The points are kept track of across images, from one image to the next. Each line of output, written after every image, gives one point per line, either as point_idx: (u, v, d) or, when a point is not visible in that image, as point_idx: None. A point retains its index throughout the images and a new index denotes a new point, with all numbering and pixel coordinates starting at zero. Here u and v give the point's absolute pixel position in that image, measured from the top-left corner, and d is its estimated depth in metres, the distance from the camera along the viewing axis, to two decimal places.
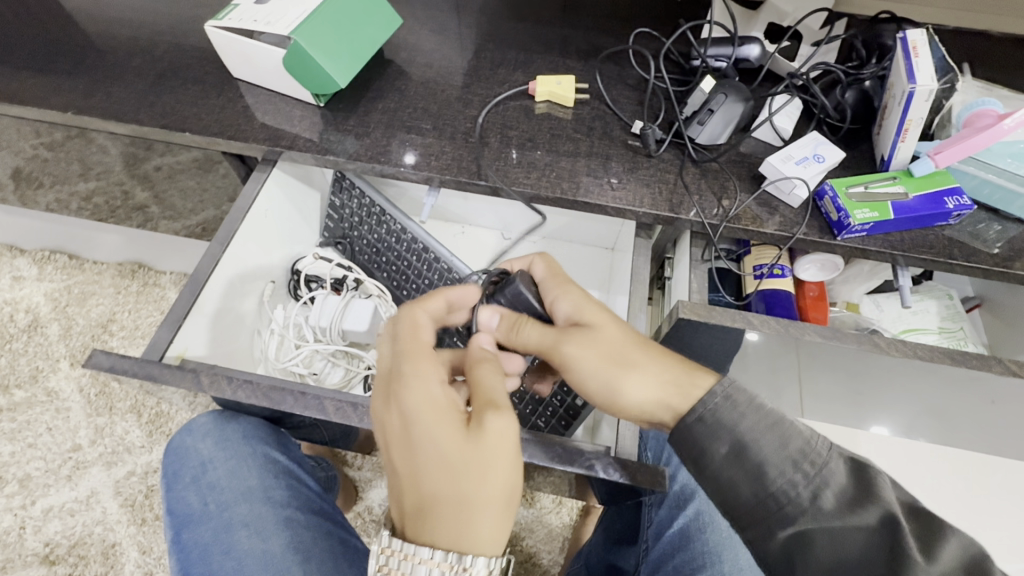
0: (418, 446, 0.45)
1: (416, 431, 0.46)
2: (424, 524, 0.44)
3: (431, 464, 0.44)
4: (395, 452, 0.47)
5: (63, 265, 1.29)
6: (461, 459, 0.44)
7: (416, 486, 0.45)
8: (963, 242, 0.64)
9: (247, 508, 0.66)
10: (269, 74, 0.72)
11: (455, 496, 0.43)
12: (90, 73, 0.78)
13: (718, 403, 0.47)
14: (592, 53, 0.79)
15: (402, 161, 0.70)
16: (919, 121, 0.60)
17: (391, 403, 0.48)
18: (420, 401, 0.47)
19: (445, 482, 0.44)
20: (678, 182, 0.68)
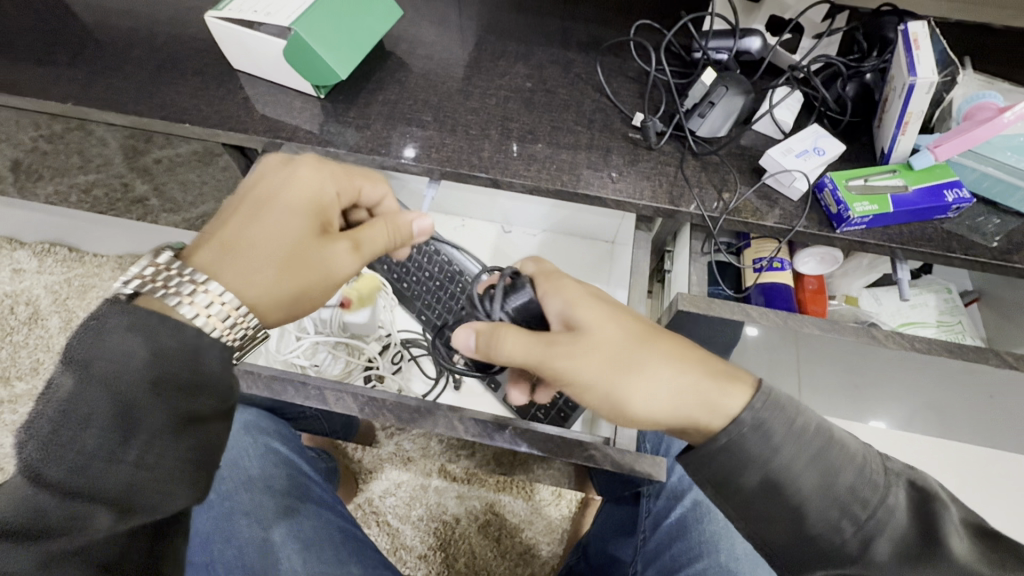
0: (291, 245, 0.50)
1: (275, 223, 0.49)
2: (223, 257, 0.48)
3: (267, 227, 0.49)
4: (244, 203, 0.51)
5: (62, 258, 1.29)
6: (291, 244, 0.49)
7: (243, 242, 0.49)
8: (962, 235, 0.64)
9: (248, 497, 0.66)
10: (269, 65, 0.72)
11: (249, 262, 0.48)
12: (89, 64, 0.77)
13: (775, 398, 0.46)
14: (593, 45, 0.79)
15: (403, 153, 0.70)
16: (920, 114, 0.60)
17: (308, 166, 0.53)
18: (306, 178, 0.52)
19: (272, 245, 0.49)
20: (678, 175, 0.68)
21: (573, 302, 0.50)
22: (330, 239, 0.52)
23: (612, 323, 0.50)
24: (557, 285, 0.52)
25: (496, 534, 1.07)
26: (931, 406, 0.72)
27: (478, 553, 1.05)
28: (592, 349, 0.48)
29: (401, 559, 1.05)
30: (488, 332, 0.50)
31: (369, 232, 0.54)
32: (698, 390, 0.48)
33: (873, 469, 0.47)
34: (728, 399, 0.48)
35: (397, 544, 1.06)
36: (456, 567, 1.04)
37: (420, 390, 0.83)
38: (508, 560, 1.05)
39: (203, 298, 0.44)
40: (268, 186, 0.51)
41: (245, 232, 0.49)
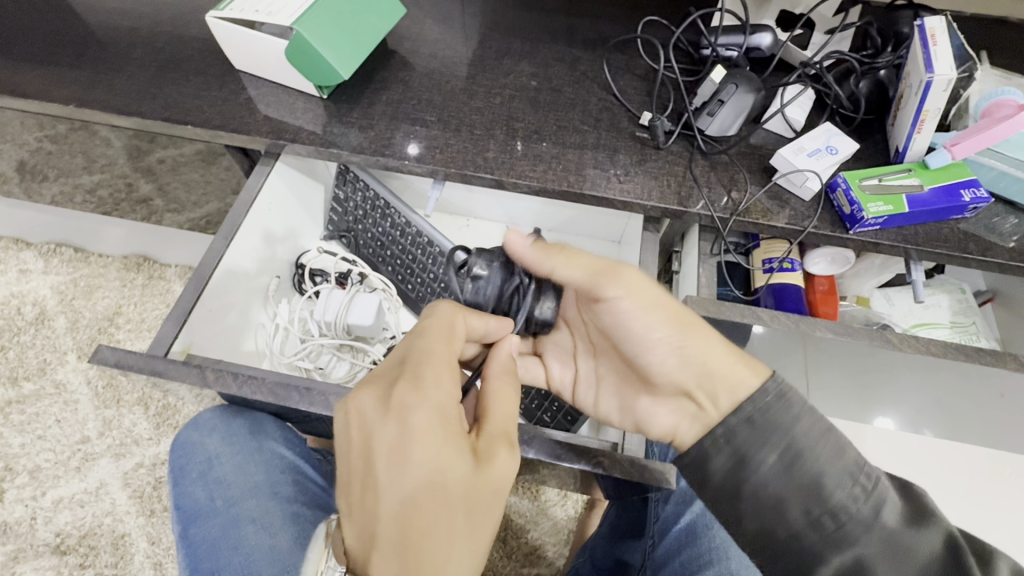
0: (447, 498, 0.42)
1: (439, 479, 0.42)
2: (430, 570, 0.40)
3: (412, 487, 0.42)
4: (381, 482, 0.43)
5: (68, 258, 1.29)
6: (451, 492, 0.42)
7: (426, 524, 0.41)
8: (978, 236, 0.62)
9: (254, 504, 0.66)
10: (272, 65, 0.71)
11: (444, 531, 0.41)
12: (91, 65, 0.77)
13: (771, 401, 0.48)
14: (599, 42, 0.78)
15: (407, 152, 0.69)
16: (936, 111, 0.58)
17: (390, 409, 0.44)
18: (419, 418, 0.43)
19: (414, 530, 0.41)
20: (687, 175, 0.67)
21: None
22: (468, 459, 0.44)
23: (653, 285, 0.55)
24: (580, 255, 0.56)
25: (502, 535, 1.06)
26: (943, 406, 0.71)
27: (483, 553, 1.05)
28: (647, 288, 0.52)
29: None
30: (550, 243, 0.51)
31: (495, 407, 0.48)
32: (736, 363, 0.50)
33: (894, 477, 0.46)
34: (741, 374, 0.50)
35: None
36: None
37: None
38: (514, 561, 1.05)
39: None
40: (403, 446, 0.43)
41: (399, 491, 0.42)
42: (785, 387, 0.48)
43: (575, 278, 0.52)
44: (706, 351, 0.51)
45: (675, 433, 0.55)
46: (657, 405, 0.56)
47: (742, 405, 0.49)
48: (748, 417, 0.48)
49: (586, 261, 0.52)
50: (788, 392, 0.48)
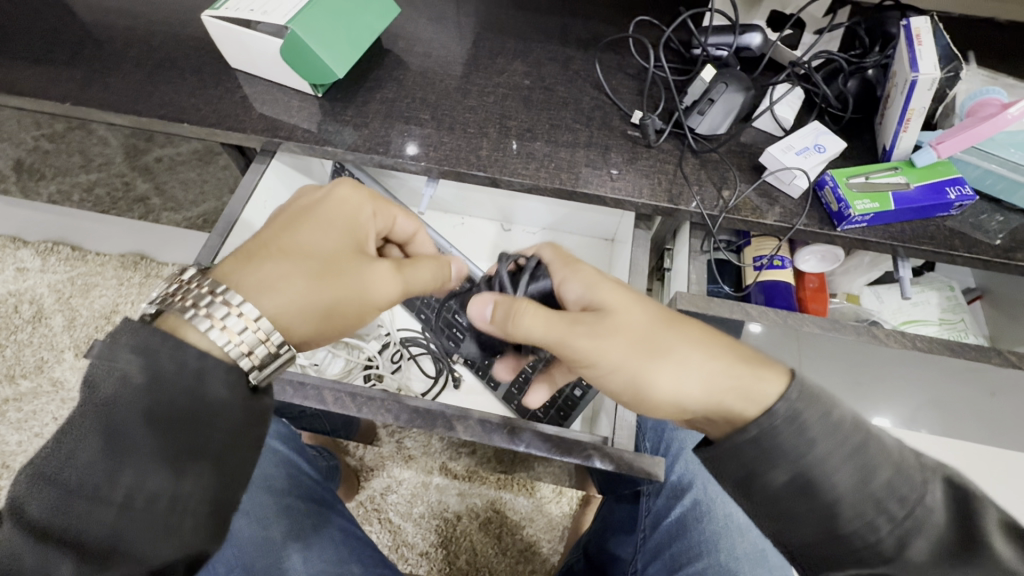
0: (299, 284, 0.47)
1: (340, 263, 0.50)
2: (261, 295, 0.46)
3: (322, 240, 0.50)
4: (291, 226, 0.51)
5: (65, 257, 1.27)
6: (340, 260, 0.50)
7: (301, 267, 0.48)
8: (964, 233, 0.63)
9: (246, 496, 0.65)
10: (267, 63, 0.71)
11: (293, 286, 0.47)
12: (88, 63, 0.77)
13: (811, 390, 0.43)
14: (592, 42, 0.78)
15: (407, 151, 0.70)
16: (921, 110, 0.59)
17: (350, 190, 0.54)
18: (346, 196, 0.53)
19: (305, 261, 0.49)
20: (678, 173, 0.68)
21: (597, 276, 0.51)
22: (378, 261, 0.51)
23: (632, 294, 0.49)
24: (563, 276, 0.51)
25: (497, 531, 1.07)
26: (937, 403, 0.71)
27: (479, 549, 1.06)
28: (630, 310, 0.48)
29: (402, 556, 1.06)
30: (504, 305, 0.49)
31: (411, 266, 0.53)
32: (735, 373, 0.45)
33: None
34: (756, 386, 0.44)
35: (399, 541, 1.07)
36: (457, 564, 1.05)
37: (420, 389, 0.83)
38: (509, 557, 1.06)
39: (219, 333, 0.43)
40: (338, 232, 0.52)
41: (307, 238, 0.50)
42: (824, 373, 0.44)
43: (535, 335, 0.48)
44: (698, 383, 0.45)
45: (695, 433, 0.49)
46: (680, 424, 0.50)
47: (745, 428, 0.42)
48: (786, 411, 0.42)
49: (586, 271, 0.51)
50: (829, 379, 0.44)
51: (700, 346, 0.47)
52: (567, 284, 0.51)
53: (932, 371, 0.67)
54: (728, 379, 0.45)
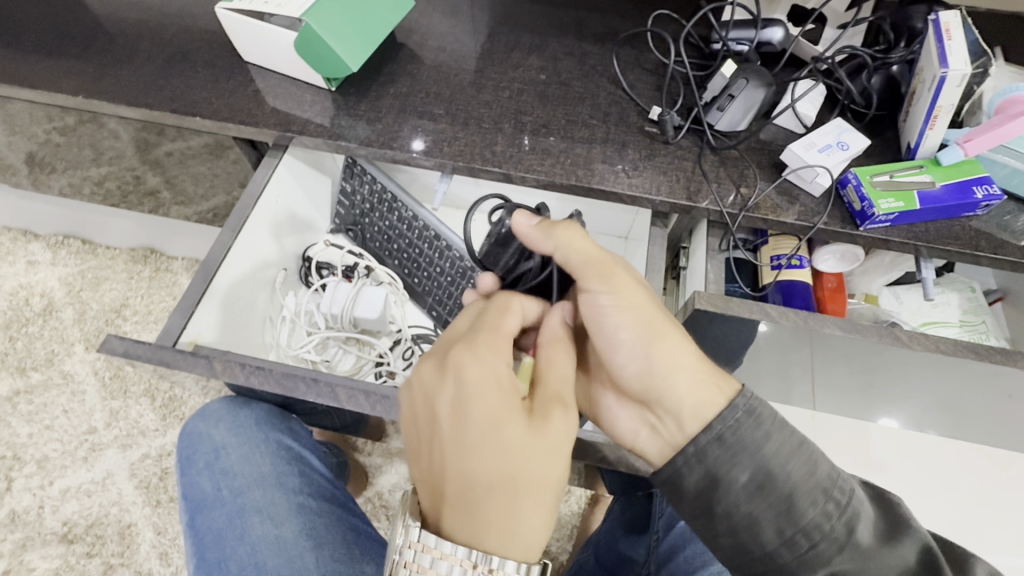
0: (547, 485, 0.45)
1: (500, 428, 0.45)
2: (464, 520, 0.44)
3: (480, 438, 0.44)
4: (445, 443, 0.46)
5: (76, 250, 1.30)
6: (519, 446, 0.44)
7: (484, 498, 0.44)
8: (990, 233, 0.62)
9: (260, 494, 0.65)
10: (280, 57, 0.71)
11: (513, 503, 0.44)
12: (100, 56, 0.77)
13: (740, 418, 0.47)
14: (609, 36, 0.77)
15: (413, 147, 0.69)
16: (950, 107, 0.58)
17: (446, 372, 0.47)
18: (480, 376, 0.46)
19: (489, 477, 0.44)
20: (696, 170, 0.66)
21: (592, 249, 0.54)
22: (523, 420, 0.46)
23: (629, 274, 0.52)
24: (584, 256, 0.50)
25: None
26: (942, 402, 0.72)
27: None
28: (614, 288, 0.50)
29: None
30: (553, 224, 0.50)
31: (547, 371, 0.50)
32: (701, 387, 0.49)
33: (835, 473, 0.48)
34: (711, 396, 0.49)
35: None
36: None
37: None
38: None
39: (511, 572, 0.43)
40: (484, 414, 0.45)
41: (469, 463, 0.44)
42: (753, 403, 0.48)
43: (572, 263, 0.51)
44: (670, 371, 0.50)
45: (634, 440, 0.55)
46: (621, 406, 0.57)
47: (711, 425, 0.48)
48: (719, 436, 0.47)
49: (586, 248, 0.51)
50: (755, 408, 0.48)
51: (682, 346, 0.51)
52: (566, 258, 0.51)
53: (948, 377, 0.66)
54: (697, 385, 0.49)
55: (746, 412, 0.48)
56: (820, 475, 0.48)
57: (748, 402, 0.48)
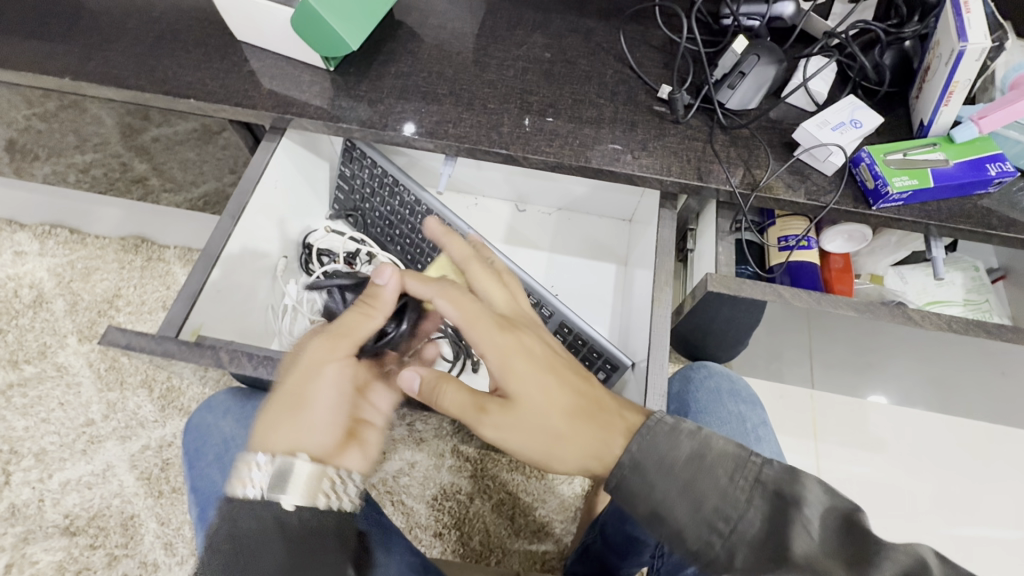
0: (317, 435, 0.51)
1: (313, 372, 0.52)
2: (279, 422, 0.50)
3: (299, 375, 0.52)
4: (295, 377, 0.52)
5: (64, 240, 1.27)
6: (321, 388, 0.52)
7: (283, 417, 0.51)
8: (1001, 211, 0.61)
9: None
10: (276, 35, 0.68)
11: (308, 421, 0.51)
12: (85, 36, 0.74)
13: (626, 475, 0.43)
14: (614, 13, 0.75)
15: (407, 130, 0.67)
16: (966, 83, 0.56)
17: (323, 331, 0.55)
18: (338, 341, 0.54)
19: (298, 396, 0.51)
20: (707, 150, 0.65)
21: (501, 365, 0.49)
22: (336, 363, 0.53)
23: (529, 358, 0.50)
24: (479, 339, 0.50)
25: (510, 513, 1.08)
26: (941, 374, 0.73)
27: (492, 531, 1.07)
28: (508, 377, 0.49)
29: (416, 537, 1.07)
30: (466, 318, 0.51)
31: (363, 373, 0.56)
32: (597, 447, 0.45)
33: (728, 496, 0.41)
34: (605, 457, 0.45)
35: (412, 523, 1.07)
36: (471, 545, 1.06)
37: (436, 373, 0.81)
38: (522, 536, 1.07)
39: (257, 476, 0.48)
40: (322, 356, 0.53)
41: (293, 380, 0.52)
42: (637, 458, 0.43)
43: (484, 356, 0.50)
44: (578, 452, 0.46)
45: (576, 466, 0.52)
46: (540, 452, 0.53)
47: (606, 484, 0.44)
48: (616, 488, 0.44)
49: (495, 340, 0.50)
50: (641, 462, 0.43)
51: (581, 421, 0.47)
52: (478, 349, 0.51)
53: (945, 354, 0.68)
54: (589, 454, 0.46)
55: (632, 468, 0.43)
56: (708, 507, 0.41)
57: (632, 457, 0.43)
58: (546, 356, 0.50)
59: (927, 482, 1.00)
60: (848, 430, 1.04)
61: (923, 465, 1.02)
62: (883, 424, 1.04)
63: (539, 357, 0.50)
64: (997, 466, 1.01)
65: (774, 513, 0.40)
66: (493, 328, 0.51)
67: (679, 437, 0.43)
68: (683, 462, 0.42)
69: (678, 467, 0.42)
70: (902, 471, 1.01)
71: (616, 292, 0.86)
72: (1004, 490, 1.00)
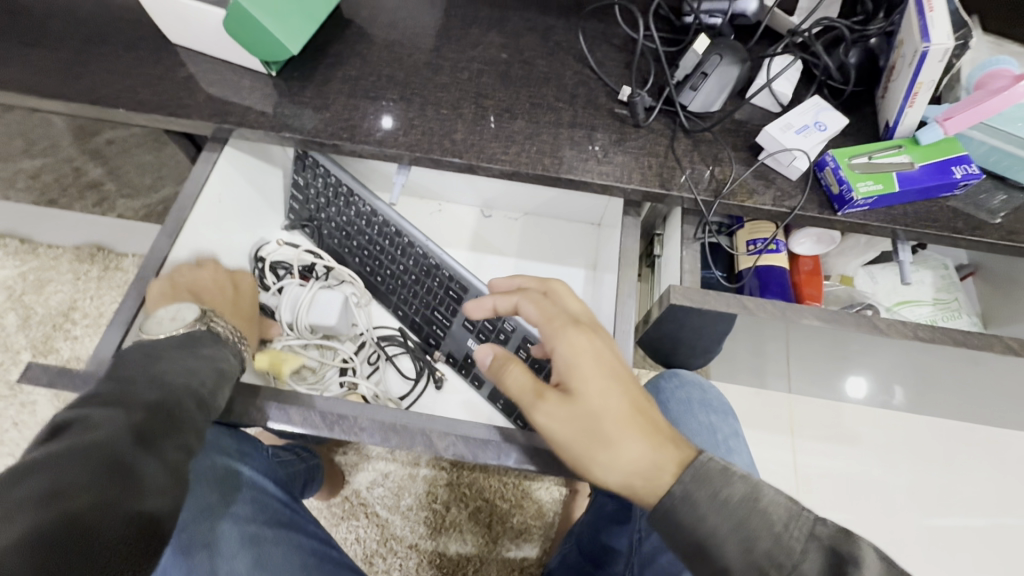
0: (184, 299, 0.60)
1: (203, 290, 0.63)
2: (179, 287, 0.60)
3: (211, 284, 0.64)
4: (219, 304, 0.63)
5: (14, 251, 1.21)
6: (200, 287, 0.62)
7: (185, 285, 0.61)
8: (968, 213, 0.60)
9: (204, 526, 0.58)
10: (210, 38, 0.63)
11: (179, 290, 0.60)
12: (5, 39, 0.68)
13: (675, 503, 0.43)
14: (574, 9, 0.72)
15: (384, 124, 0.64)
16: (930, 84, 0.55)
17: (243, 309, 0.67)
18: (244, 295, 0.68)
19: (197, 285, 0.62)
20: (669, 154, 0.63)
21: (573, 358, 0.50)
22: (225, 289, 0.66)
23: (603, 364, 0.50)
24: (558, 333, 0.52)
25: (487, 521, 1.06)
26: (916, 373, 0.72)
27: (469, 539, 1.05)
28: (583, 375, 0.49)
29: (391, 550, 1.04)
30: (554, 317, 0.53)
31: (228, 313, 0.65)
32: (651, 463, 0.45)
33: (783, 541, 0.39)
34: (657, 478, 0.45)
35: (387, 535, 1.05)
36: (447, 554, 1.04)
37: (399, 392, 0.78)
38: (500, 543, 1.05)
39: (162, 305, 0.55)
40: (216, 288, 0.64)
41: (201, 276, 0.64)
42: (690, 489, 0.43)
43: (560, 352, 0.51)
44: (629, 465, 0.46)
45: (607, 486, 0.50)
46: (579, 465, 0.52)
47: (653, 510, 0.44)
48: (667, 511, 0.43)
49: (580, 341, 0.51)
50: (693, 493, 0.43)
51: (643, 435, 0.47)
52: (556, 345, 0.51)
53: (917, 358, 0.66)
54: (641, 470, 0.45)
55: (683, 497, 0.43)
56: (760, 550, 0.39)
57: (684, 488, 0.43)
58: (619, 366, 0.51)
59: (901, 476, 1.01)
60: (824, 425, 1.04)
61: (899, 458, 1.02)
62: (859, 419, 1.03)
63: (613, 363, 0.50)
64: (971, 460, 1.01)
65: (832, 567, 0.37)
66: (568, 325, 0.52)
67: (732, 476, 0.43)
68: (737, 499, 0.42)
69: (733, 503, 0.41)
70: (878, 466, 1.01)
71: (586, 298, 0.83)
72: (978, 481, 1.00)
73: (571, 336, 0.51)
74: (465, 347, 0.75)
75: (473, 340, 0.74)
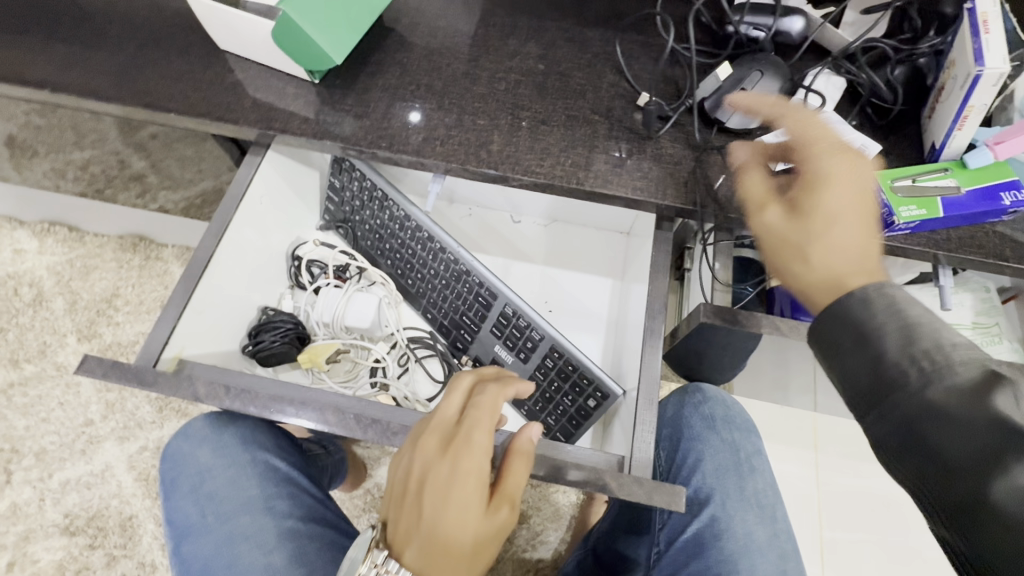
0: None
1: None
2: None
3: None
4: None
5: (63, 238, 1.27)
6: None
7: None
8: (1015, 240, 0.58)
9: (248, 520, 0.63)
10: (259, 46, 0.65)
11: None
12: (66, 42, 0.72)
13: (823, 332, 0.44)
14: (614, 20, 0.72)
15: (411, 118, 0.66)
16: (982, 108, 0.53)
17: None
18: None
19: None
20: (704, 170, 0.62)
21: (832, 179, 0.47)
22: None
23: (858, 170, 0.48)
24: (818, 151, 0.48)
25: None
26: None
27: None
28: (836, 178, 0.47)
29: None
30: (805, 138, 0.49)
31: None
32: (854, 259, 0.44)
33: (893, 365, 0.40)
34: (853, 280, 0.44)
35: None
36: None
37: (427, 394, 0.80)
38: (515, 543, 1.07)
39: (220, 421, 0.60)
40: None
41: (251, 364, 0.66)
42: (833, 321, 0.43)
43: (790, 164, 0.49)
44: (838, 256, 0.45)
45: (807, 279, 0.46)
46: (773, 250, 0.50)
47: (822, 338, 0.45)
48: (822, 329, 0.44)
49: (835, 162, 0.47)
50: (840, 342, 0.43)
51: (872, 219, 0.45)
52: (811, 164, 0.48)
53: None
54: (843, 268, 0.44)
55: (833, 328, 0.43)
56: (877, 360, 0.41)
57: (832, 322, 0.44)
58: (852, 251, 0.45)
59: None
60: (848, 442, 1.02)
61: None
62: None
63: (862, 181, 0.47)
64: None
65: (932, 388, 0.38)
66: (824, 144, 0.48)
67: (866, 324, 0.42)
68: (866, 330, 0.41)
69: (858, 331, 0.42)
70: (902, 484, 0.99)
71: (613, 308, 0.83)
72: None
73: (830, 156, 0.48)
74: (492, 353, 0.75)
75: (499, 346, 0.75)
